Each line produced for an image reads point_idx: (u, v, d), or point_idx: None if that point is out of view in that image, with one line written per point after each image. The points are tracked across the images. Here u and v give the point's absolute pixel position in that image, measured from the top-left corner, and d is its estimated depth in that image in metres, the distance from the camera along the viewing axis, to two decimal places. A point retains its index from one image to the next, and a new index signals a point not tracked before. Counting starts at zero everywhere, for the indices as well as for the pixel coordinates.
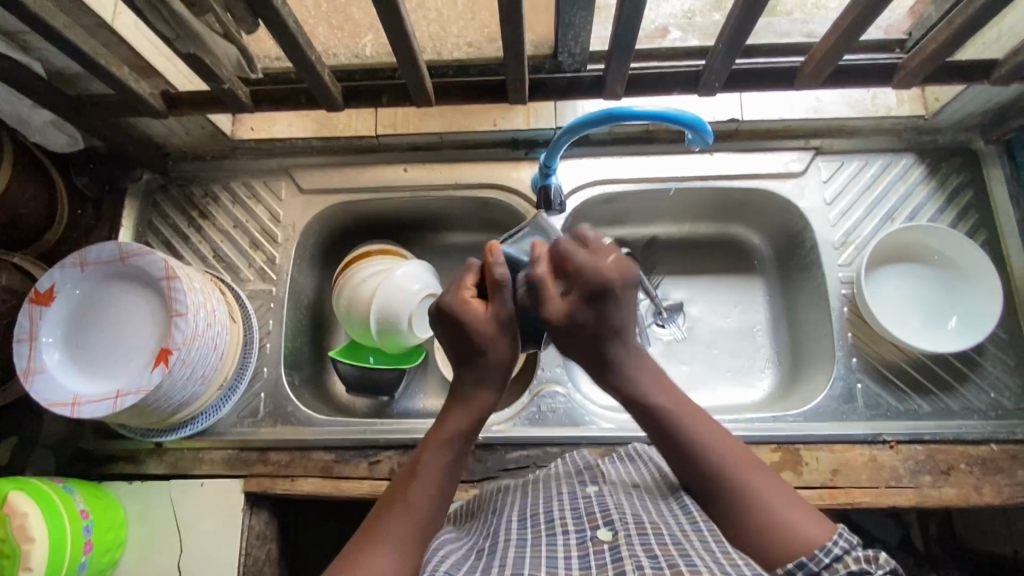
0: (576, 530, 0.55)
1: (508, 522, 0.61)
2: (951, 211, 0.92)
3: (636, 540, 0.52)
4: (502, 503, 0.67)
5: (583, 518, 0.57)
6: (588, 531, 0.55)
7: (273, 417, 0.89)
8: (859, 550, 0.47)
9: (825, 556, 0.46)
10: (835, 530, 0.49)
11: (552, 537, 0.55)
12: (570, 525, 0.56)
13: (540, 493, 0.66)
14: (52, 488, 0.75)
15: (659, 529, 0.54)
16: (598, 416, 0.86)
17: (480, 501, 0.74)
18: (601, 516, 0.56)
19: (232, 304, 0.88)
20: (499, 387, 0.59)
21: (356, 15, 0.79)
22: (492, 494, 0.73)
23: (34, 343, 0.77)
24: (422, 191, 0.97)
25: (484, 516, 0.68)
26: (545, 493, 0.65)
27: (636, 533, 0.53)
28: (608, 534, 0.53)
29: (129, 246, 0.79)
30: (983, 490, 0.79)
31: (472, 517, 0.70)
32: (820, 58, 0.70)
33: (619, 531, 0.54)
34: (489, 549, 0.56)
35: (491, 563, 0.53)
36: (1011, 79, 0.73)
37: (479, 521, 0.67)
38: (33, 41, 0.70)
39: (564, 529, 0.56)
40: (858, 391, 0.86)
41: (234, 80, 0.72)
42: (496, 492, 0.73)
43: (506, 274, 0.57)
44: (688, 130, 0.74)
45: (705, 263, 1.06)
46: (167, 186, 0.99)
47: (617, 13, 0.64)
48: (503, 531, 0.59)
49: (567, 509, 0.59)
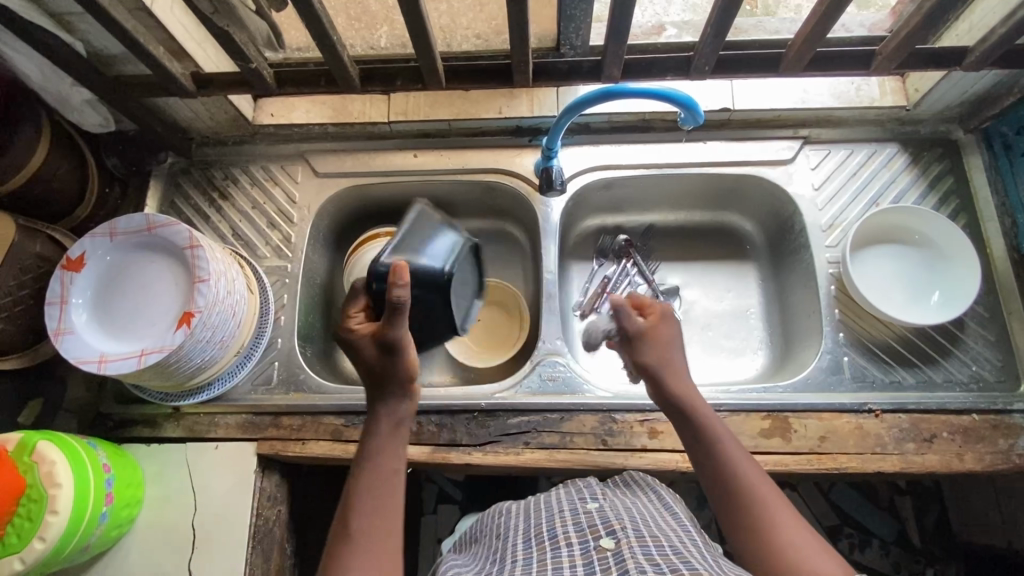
0: (579, 541, 0.62)
1: (513, 542, 0.67)
2: (934, 196, 0.96)
3: (638, 546, 0.58)
4: (507, 523, 0.73)
5: (586, 531, 0.64)
6: (592, 541, 0.61)
7: (286, 384, 0.93)
8: None
9: None
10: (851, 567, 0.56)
11: (557, 550, 0.61)
12: (573, 539, 0.63)
13: (542, 509, 0.72)
14: (77, 442, 0.79)
15: (659, 541, 0.61)
16: (596, 385, 0.90)
17: (483, 523, 0.81)
18: (604, 527, 0.63)
19: (249, 277, 0.93)
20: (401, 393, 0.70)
21: (373, 8, 0.92)
22: (495, 515, 0.79)
23: (64, 305, 0.82)
24: (431, 175, 1.03)
25: (490, 538, 0.75)
26: (548, 510, 0.71)
27: (637, 542, 0.59)
28: (610, 542, 0.60)
29: (157, 217, 0.84)
30: (965, 457, 0.83)
31: (479, 542, 0.77)
32: (800, 45, 0.76)
33: (621, 539, 0.60)
34: (498, 567, 0.62)
35: None
36: (982, 65, 0.78)
37: (486, 544, 0.73)
38: (77, 22, 0.76)
39: (568, 542, 0.62)
40: (845, 363, 0.90)
41: (260, 61, 0.77)
42: (496, 513, 0.79)
43: (403, 296, 0.66)
44: (681, 109, 0.80)
45: (701, 250, 1.11)
46: (188, 168, 1.05)
47: (614, 2, 0.71)
48: (511, 551, 0.65)
49: (568, 524, 0.66)
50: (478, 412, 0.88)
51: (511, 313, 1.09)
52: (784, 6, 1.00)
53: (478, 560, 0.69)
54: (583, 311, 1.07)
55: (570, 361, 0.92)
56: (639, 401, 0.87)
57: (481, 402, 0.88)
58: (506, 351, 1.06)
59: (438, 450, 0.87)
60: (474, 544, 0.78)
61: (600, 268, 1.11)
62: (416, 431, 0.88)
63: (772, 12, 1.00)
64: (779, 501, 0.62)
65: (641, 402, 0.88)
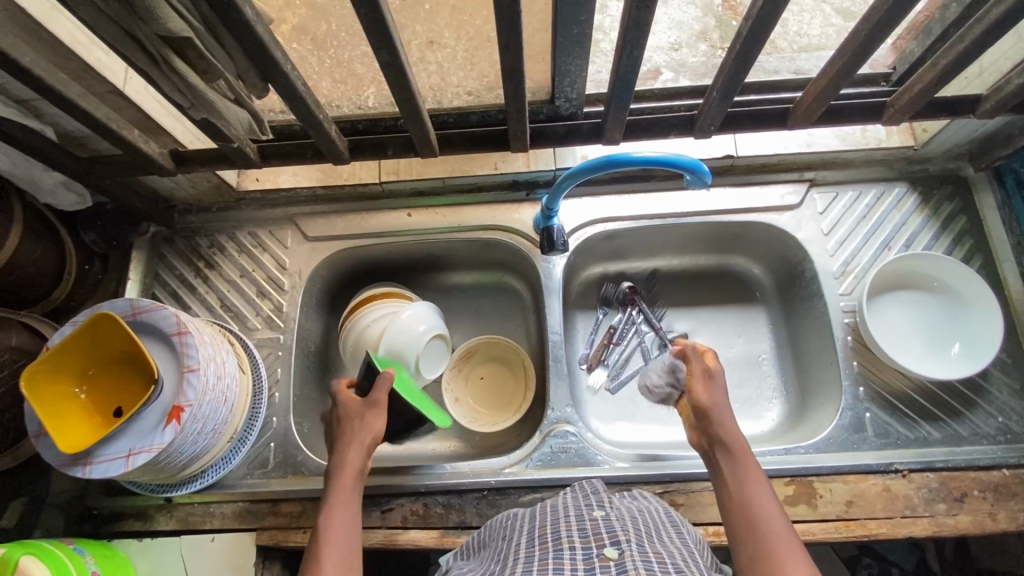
0: (582, 547, 0.54)
1: (518, 545, 0.60)
2: (947, 237, 0.93)
3: (642, 560, 0.51)
4: (512, 530, 0.65)
5: (590, 537, 0.56)
6: (595, 549, 0.54)
7: (284, 467, 0.89)
8: None
9: None
10: None
11: (559, 552, 0.54)
12: (577, 542, 0.55)
13: (546, 514, 0.64)
14: (62, 552, 0.74)
15: (663, 557, 0.53)
16: (611, 455, 0.86)
17: (486, 531, 0.72)
18: (609, 536, 0.55)
19: (241, 355, 0.88)
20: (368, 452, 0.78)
21: (359, 70, 0.85)
22: (500, 523, 0.70)
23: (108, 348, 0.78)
24: (426, 235, 0.99)
25: (494, 544, 0.67)
26: (553, 513, 0.63)
27: (642, 556, 0.51)
28: (614, 551, 0.52)
29: (141, 302, 0.79)
30: (998, 516, 0.80)
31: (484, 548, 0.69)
32: (812, 98, 0.73)
33: (625, 550, 0.52)
34: (499, 570, 0.55)
35: None
36: (998, 112, 0.75)
37: (491, 548, 0.65)
38: (44, 107, 0.72)
39: (571, 546, 0.55)
40: (868, 421, 0.86)
41: (243, 139, 0.73)
42: (503, 517, 0.71)
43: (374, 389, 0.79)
44: (686, 172, 0.76)
45: (707, 295, 1.07)
46: (173, 237, 1.00)
47: (616, 66, 0.67)
48: (513, 552, 0.58)
49: (574, 529, 0.58)
50: (487, 490, 0.84)
51: (515, 370, 1.04)
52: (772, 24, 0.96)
53: (483, 564, 0.61)
54: (589, 365, 1.02)
55: (582, 431, 0.88)
56: (656, 471, 0.84)
57: (490, 480, 0.84)
58: (512, 412, 1.01)
59: (448, 533, 0.83)
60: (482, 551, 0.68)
61: (605, 317, 1.06)
62: (423, 514, 0.84)
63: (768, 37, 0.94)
64: (798, 556, 0.61)
65: (658, 471, 0.84)
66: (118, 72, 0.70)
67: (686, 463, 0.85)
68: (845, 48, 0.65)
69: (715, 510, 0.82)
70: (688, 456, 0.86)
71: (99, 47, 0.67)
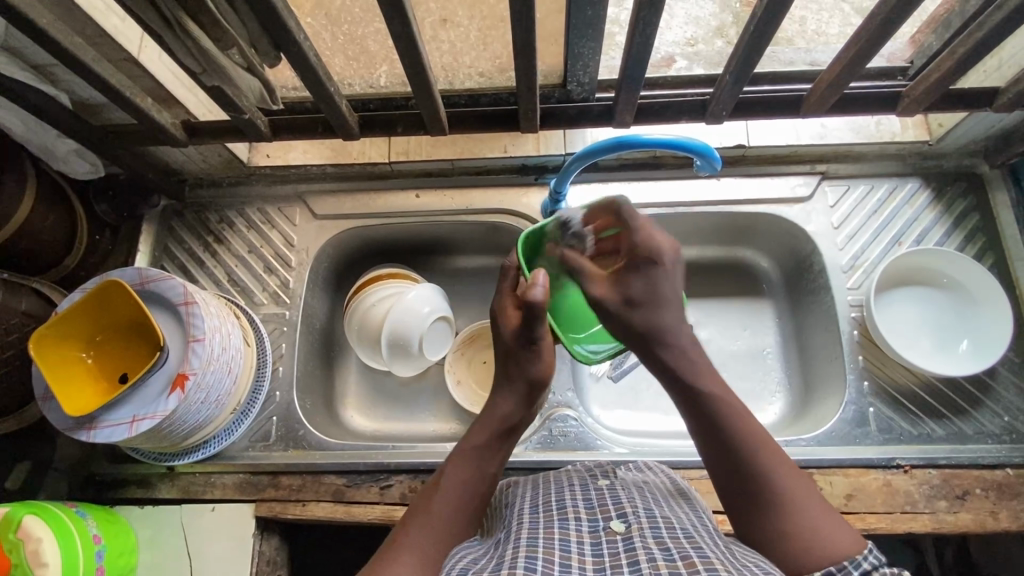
0: (588, 518, 0.54)
1: (521, 512, 0.60)
2: (959, 234, 0.92)
3: (650, 530, 0.51)
4: (513, 496, 0.65)
5: (595, 508, 0.56)
6: (601, 521, 0.53)
7: (285, 441, 0.90)
8: (886, 567, 0.50)
9: (854, 570, 0.49)
10: (865, 545, 0.51)
11: (564, 522, 0.54)
12: (582, 513, 0.55)
13: (549, 484, 0.64)
14: (65, 513, 0.75)
15: (671, 522, 0.53)
16: (610, 441, 0.87)
17: (489, 499, 0.70)
18: (614, 507, 0.55)
19: (246, 328, 0.89)
20: (525, 403, 0.67)
21: (372, 47, 0.81)
22: (502, 490, 0.70)
23: (190, 307, 0.77)
24: (433, 217, 0.99)
25: (494, 512, 0.66)
26: (556, 484, 0.63)
27: (649, 526, 0.52)
28: (620, 525, 0.52)
29: (150, 271, 0.79)
30: (999, 515, 0.79)
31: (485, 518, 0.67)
32: (826, 87, 0.73)
33: (632, 522, 0.52)
34: (504, 539, 0.55)
35: (505, 550, 0.51)
36: (1015, 105, 0.74)
37: (492, 518, 0.65)
38: (60, 73, 0.72)
39: (576, 516, 0.55)
40: (871, 415, 0.86)
41: (253, 110, 0.74)
42: (505, 486, 0.70)
43: (540, 296, 0.62)
44: (696, 157, 0.76)
45: (716, 286, 1.05)
46: (182, 211, 1.01)
47: (628, 48, 0.67)
48: (517, 519, 0.58)
49: (578, 498, 0.58)
50: None
51: None
52: (788, 19, 0.91)
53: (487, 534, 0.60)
54: None
55: (582, 416, 0.88)
56: (655, 456, 0.84)
57: None
58: None
59: None
60: (482, 520, 0.68)
61: None
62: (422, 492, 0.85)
63: (783, 32, 0.90)
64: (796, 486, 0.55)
65: (658, 456, 0.85)
66: (134, 40, 0.71)
67: (685, 451, 0.85)
68: (862, 32, 0.64)
69: (713, 499, 0.81)
70: (686, 445, 0.86)
71: (115, 14, 0.68)
